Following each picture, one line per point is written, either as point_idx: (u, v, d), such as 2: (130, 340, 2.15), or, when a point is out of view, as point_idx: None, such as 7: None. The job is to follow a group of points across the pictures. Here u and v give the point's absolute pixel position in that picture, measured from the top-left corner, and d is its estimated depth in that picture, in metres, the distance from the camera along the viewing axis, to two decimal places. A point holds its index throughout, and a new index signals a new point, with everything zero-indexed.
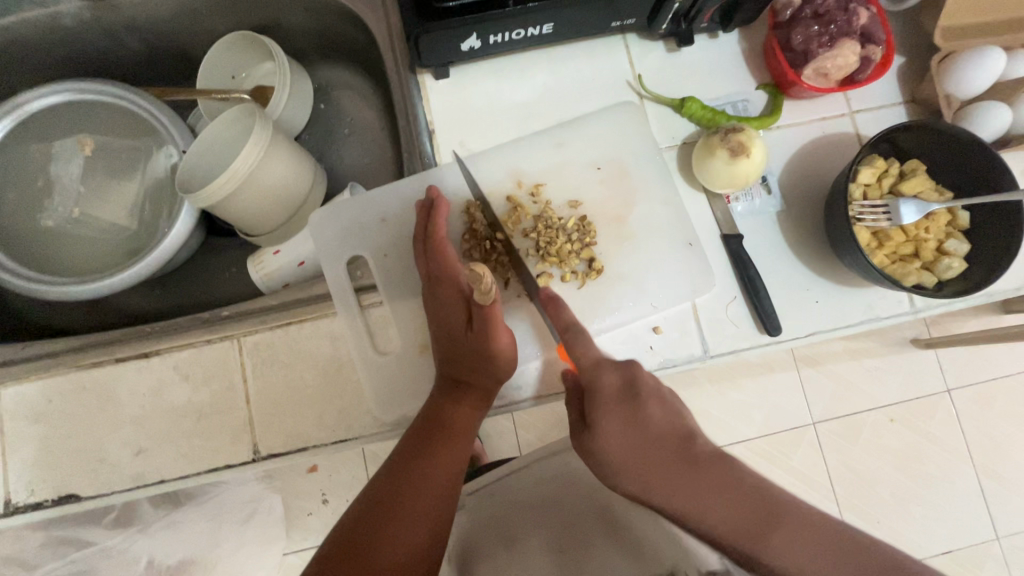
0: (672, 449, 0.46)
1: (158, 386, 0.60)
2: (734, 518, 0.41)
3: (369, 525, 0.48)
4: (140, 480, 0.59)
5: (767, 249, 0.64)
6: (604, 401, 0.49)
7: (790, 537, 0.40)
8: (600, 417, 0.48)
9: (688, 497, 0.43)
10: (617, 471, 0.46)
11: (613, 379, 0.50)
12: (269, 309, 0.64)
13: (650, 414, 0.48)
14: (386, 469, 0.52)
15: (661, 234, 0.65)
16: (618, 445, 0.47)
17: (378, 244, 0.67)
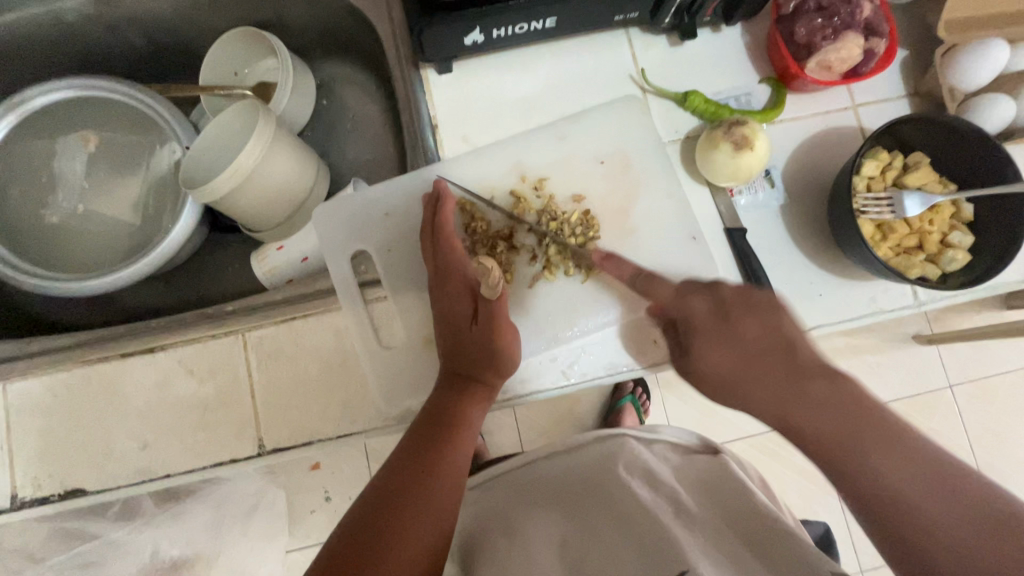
0: (778, 360, 0.47)
1: (163, 380, 0.60)
2: (852, 435, 0.42)
3: (375, 519, 0.47)
4: (145, 475, 0.59)
5: (770, 242, 0.64)
6: (704, 322, 0.51)
7: (896, 449, 0.41)
8: (696, 338, 0.50)
9: (805, 412, 0.44)
10: (717, 382, 0.49)
11: (702, 304, 0.51)
12: (274, 304, 0.64)
13: (751, 330, 0.49)
14: (391, 464, 0.52)
15: (665, 227, 0.66)
16: (719, 360, 0.49)
17: (381, 238, 0.67)
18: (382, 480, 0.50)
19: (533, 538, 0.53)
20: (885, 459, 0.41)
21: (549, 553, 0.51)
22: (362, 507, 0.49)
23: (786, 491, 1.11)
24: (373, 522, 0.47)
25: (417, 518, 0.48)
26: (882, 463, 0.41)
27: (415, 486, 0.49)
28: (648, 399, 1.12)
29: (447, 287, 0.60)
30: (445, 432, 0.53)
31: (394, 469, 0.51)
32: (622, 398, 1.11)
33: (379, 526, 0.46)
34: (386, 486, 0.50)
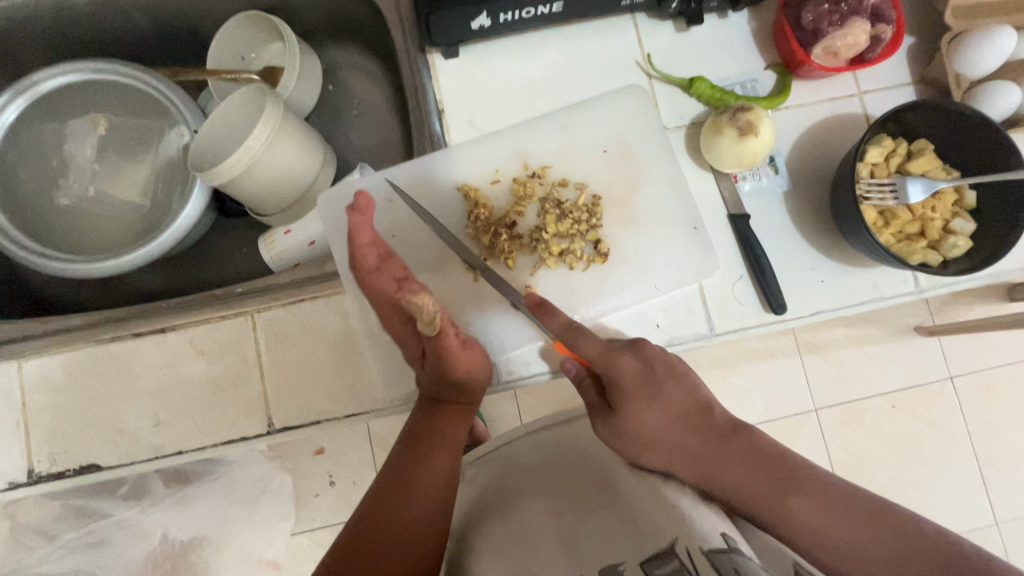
0: (691, 422, 0.53)
1: (174, 360, 0.61)
2: (773, 491, 0.48)
3: (369, 534, 0.50)
4: (157, 451, 0.60)
5: (772, 227, 0.64)
6: (631, 380, 0.53)
7: (794, 490, 0.48)
8: (627, 400, 0.53)
9: (714, 468, 0.51)
10: (646, 447, 0.53)
11: (632, 367, 0.54)
12: (281, 286, 0.65)
13: (674, 398, 0.53)
14: (379, 484, 0.54)
15: (667, 215, 0.66)
16: (648, 421, 0.53)
17: (386, 223, 0.68)
18: (372, 498, 0.53)
19: (526, 516, 0.54)
20: (790, 499, 0.48)
21: (544, 523, 0.52)
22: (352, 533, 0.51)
23: None
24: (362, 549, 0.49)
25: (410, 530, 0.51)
26: (795, 506, 0.47)
27: (405, 501, 0.52)
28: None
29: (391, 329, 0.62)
30: (427, 449, 0.56)
31: (384, 487, 0.54)
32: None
33: (368, 550, 0.49)
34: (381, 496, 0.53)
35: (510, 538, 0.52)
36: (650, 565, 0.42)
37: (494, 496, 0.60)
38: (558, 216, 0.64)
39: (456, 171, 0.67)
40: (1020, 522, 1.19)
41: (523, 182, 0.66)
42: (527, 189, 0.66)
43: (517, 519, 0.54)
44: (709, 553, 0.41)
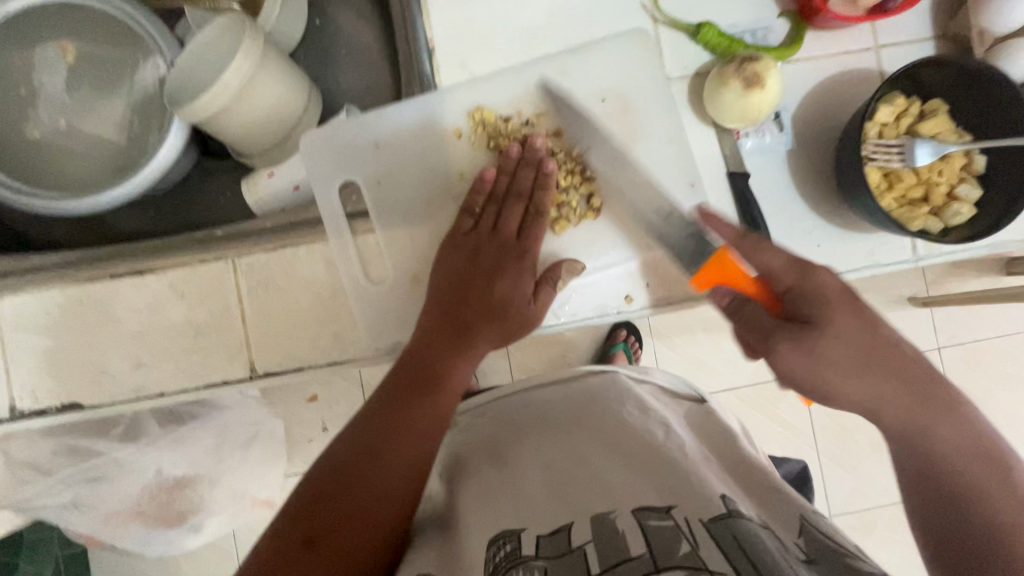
0: (896, 366, 0.46)
1: (153, 302, 0.60)
2: (941, 434, 0.45)
3: (362, 447, 0.52)
4: (140, 392, 0.60)
5: (771, 188, 0.62)
6: (832, 302, 0.48)
7: (951, 427, 0.45)
8: (831, 315, 0.48)
9: (900, 410, 0.46)
10: (831, 374, 0.47)
11: (833, 283, 0.49)
12: (264, 231, 0.64)
13: (879, 329, 0.48)
14: (377, 404, 0.55)
15: (666, 171, 0.63)
16: (849, 342, 0.47)
17: (371, 169, 0.65)
18: (365, 422, 0.54)
19: (522, 464, 0.56)
20: (935, 429, 0.45)
21: (535, 471, 0.55)
22: (348, 445, 0.53)
23: (764, 440, 1.16)
24: (358, 460, 0.51)
25: (391, 468, 0.51)
26: (948, 446, 0.44)
27: (394, 438, 0.52)
28: (639, 346, 1.13)
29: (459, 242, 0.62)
30: (431, 392, 0.55)
31: (377, 413, 0.54)
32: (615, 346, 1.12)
33: (363, 461, 0.51)
34: (373, 430, 0.53)
35: (504, 483, 0.55)
36: (644, 515, 0.45)
37: (490, 443, 0.63)
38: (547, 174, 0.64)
39: (445, 117, 0.64)
40: None
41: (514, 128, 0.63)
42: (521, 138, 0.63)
43: (508, 468, 0.57)
44: (709, 521, 0.43)
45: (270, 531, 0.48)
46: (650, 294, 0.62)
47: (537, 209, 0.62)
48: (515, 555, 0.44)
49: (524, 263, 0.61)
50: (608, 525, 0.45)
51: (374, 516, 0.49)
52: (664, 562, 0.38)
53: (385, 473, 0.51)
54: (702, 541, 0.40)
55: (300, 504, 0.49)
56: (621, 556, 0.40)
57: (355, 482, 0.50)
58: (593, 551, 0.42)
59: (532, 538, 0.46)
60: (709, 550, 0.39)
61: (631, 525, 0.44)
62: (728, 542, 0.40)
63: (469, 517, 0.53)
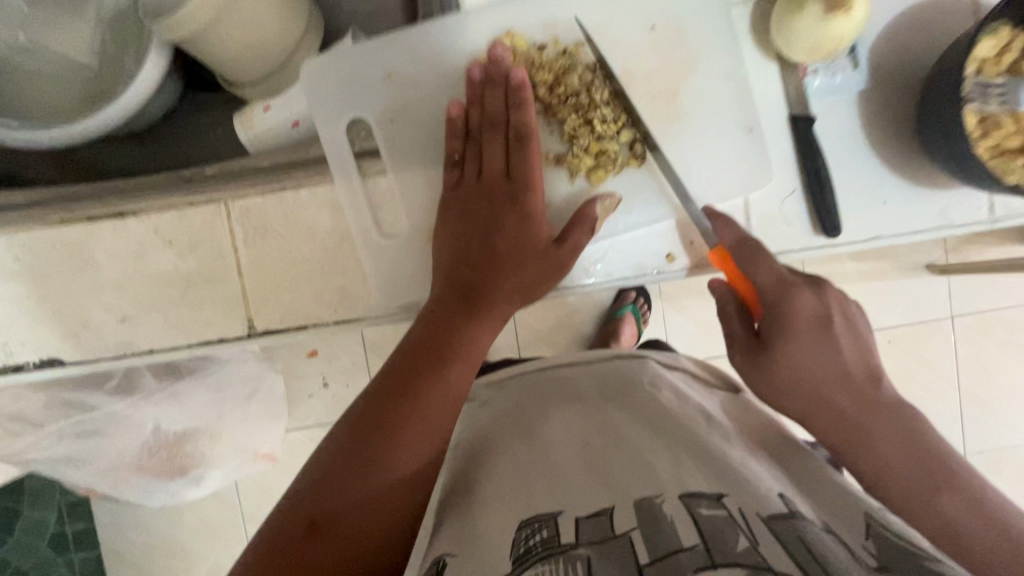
0: (859, 385, 0.50)
1: (137, 250, 0.53)
2: (895, 450, 0.47)
3: (369, 426, 0.47)
4: (128, 349, 0.55)
5: (838, 136, 0.55)
6: (802, 326, 0.50)
7: (898, 439, 0.48)
8: (787, 341, 0.50)
9: (883, 435, 0.48)
10: (803, 392, 0.50)
11: (807, 308, 0.50)
12: (262, 172, 0.56)
13: (843, 356, 0.50)
14: (383, 379, 0.50)
15: (722, 113, 0.55)
16: (807, 368, 0.50)
17: (382, 103, 0.55)
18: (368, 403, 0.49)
19: (556, 444, 0.52)
20: (885, 440, 0.48)
21: (570, 449, 0.52)
22: (354, 422, 0.48)
23: None
24: (364, 439, 0.47)
25: (401, 452, 0.47)
26: (897, 460, 0.47)
27: (402, 419, 0.47)
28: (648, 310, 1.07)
29: (465, 190, 0.56)
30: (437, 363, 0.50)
31: (379, 394, 0.49)
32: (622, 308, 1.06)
33: (369, 440, 0.47)
34: (379, 405, 0.48)
35: (536, 461, 0.51)
36: (693, 503, 0.42)
37: (514, 420, 0.58)
38: (581, 121, 0.54)
39: (467, 48, 0.55)
40: (986, 456, 1.22)
41: (547, 65, 0.54)
42: (556, 75, 0.54)
43: (542, 444, 0.53)
44: (769, 520, 0.40)
45: (276, 525, 0.45)
46: (695, 254, 0.56)
47: (517, 136, 0.55)
48: (553, 541, 0.39)
49: (528, 205, 0.55)
50: (654, 513, 0.41)
51: (390, 502, 0.46)
52: (724, 556, 0.35)
53: (395, 457, 0.46)
54: (763, 538, 0.37)
55: (304, 496, 0.46)
56: (676, 545, 0.36)
57: (364, 470, 0.46)
58: (642, 539, 0.38)
59: (569, 521, 0.42)
60: (771, 547, 0.36)
61: (682, 514, 0.40)
62: (793, 542, 0.37)
63: (488, 496, 0.48)
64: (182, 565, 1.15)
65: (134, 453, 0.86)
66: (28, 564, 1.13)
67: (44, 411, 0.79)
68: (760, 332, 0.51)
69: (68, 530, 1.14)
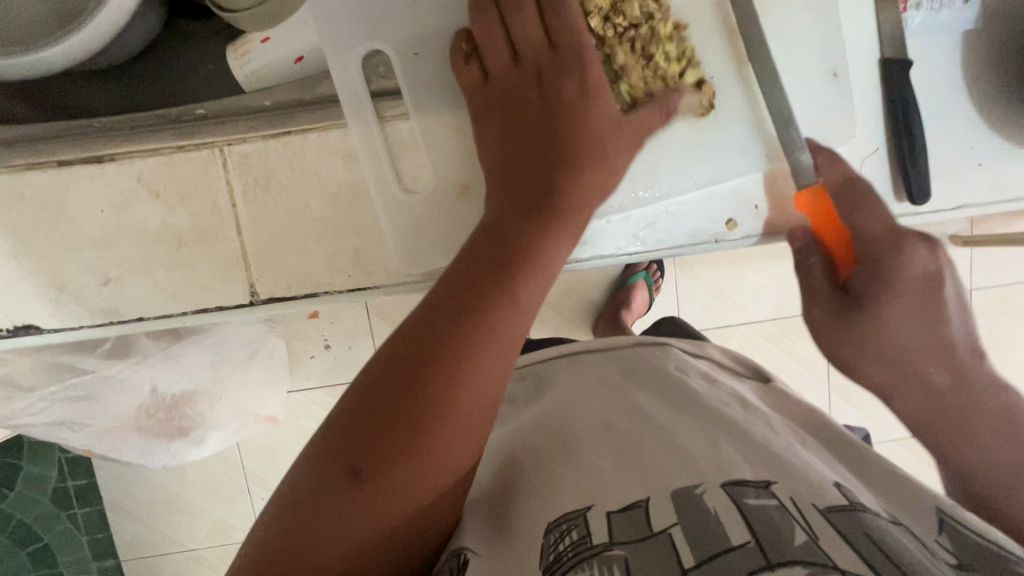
0: (950, 357, 0.44)
1: (120, 202, 0.46)
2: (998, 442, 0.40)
3: (410, 368, 0.35)
4: (113, 316, 0.48)
5: (935, 86, 0.47)
6: (908, 285, 0.44)
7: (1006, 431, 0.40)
8: (888, 298, 0.44)
9: (977, 413, 0.41)
10: (888, 357, 0.44)
11: (919, 268, 0.45)
12: (262, 112, 0.48)
13: (943, 321, 0.45)
14: (424, 313, 0.38)
15: (804, 55, 0.46)
16: (906, 330, 0.44)
17: (403, 31, 0.46)
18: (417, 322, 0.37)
19: (584, 432, 0.45)
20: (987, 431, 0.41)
21: (593, 434, 0.44)
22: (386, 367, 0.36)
23: None
24: (403, 386, 0.35)
25: (469, 386, 0.35)
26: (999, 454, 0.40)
27: (469, 345, 0.36)
28: (662, 275, 0.93)
29: (501, 105, 0.45)
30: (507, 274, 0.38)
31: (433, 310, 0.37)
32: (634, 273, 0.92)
33: (412, 387, 0.35)
34: (420, 344, 0.36)
35: (558, 453, 0.43)
36: (739, 492, 0.35)
37: (539, 404, 0.50)
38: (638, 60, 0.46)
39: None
40: None
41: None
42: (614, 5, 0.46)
43: (565, 428, 0.46)
44: (826, 510, 0.34)
45: (306, 465, 0.35)
46: (757, 220, 0.49)
47: (553, 27, 0.46)
48: (584, 544, 0.34)
49: (592, 88, 0.45)
50: (695, 502, 0.35)
51: (451, 453, 0.35)
52: (778, 558, 0.30)
53: (463, 394, 0.35)
54: (823, 535, 0.31)
55: (340, 435, 0.35)
56: (722, 545, 0.31)
57: (421, 410, 0.34)
58: (683, 535, 0.33)
59: (600, 516, 0.36)
60: (832, 546, 0.31)
61: (727, 503, 0.34)
62: (859, 540, 0.31)
63: (521, 499, 0.42)
64: (187, 521, 1.09)
65: (131, 415, 0.81)
66: (31, 517, 1.07)
67: (34, 373, 0.74)
68: (851, 284, 0.46)
69: (71, 486, 1.06)
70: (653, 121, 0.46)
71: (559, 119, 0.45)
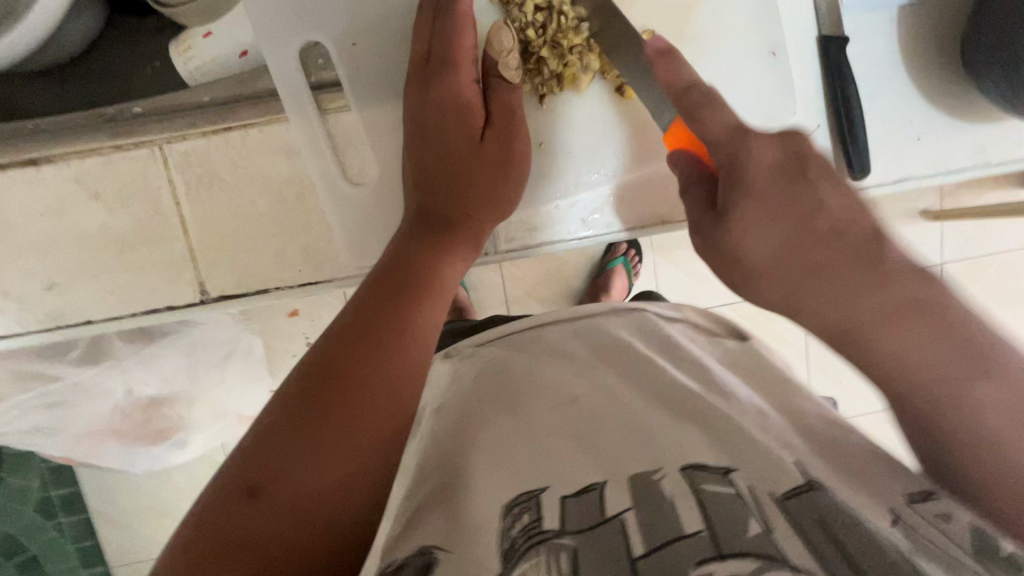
0: (852, 246, 0.31)
1: (59, 206, 0.46)
2: (1011, 412, 0.28)
3: (313, 387, 0.35)
4: (59, 321, 0.48)
5: (875, 61, 0.47)
6: (765, 180, 0.34)
7: (1019, 389, 0.28)
8: (743, 200, 0.34)
9: (873, 315, 0.30)
10: (767, 274, 0.33)
11: (765, 157, 0.34)
12: (199, 109, 0.48)
13: (821, 202, 0.33)
14: (334, 335, 0.38)
15: (741, 34, 0.47)
16: (766, 234, 0.33)
17: (340, 23, 0.45)
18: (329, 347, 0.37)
19: (541, 404, 0.39)
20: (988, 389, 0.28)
21: (555, 408, 0.38)
22: (296, 388, 0.36)
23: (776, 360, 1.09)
24: (304, 406, 0.35)
25: (371, 407, 0.35)
26: (993, 400, 0.28)
27: (374, 367, 0.36)
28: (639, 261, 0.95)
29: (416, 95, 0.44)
30: (411, 295, 0.39)
31: (346, 333, 0.37)
32: (611, 260, 0.93)
33: (312, 408, 0.34)
34: (327, 362, 0.36)
35: (513, 433, 0.37)
36: (696, 475, 0.30)
37: (488, 387, 0.42)
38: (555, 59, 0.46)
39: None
40: None
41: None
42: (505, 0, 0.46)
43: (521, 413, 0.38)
44: (783, 498, 0.28)
45: (212, 494, 0.33)
46: None
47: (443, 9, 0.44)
48: (534, 529, 0.29)
49: (466, 90, 0.44)
50: (650, 490, 0.30)
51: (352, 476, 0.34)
52: (729, 547, 0.25)
53: (363, 413, 0.35)
54: (780, 526, 0.26)
55: (245, 460, 0.34)
56: (673, 534, 0.27)
57: (332, 437, 0.34)
58: (636, 526, 0.28)
59: (556, 501, 0.31)
60: (788, 538, 0.26)
61: (683, 487, 0.30)
62: (819, 536, 0.26)
63: (476, 488, 0.34)
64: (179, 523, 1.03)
65: (107, 415, 0.78)
66: (19, 527, 1.00)
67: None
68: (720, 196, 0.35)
69: (55, 496, 1.00)
70: (518, 95, 0.45)
71: (454, 121, 0.44)
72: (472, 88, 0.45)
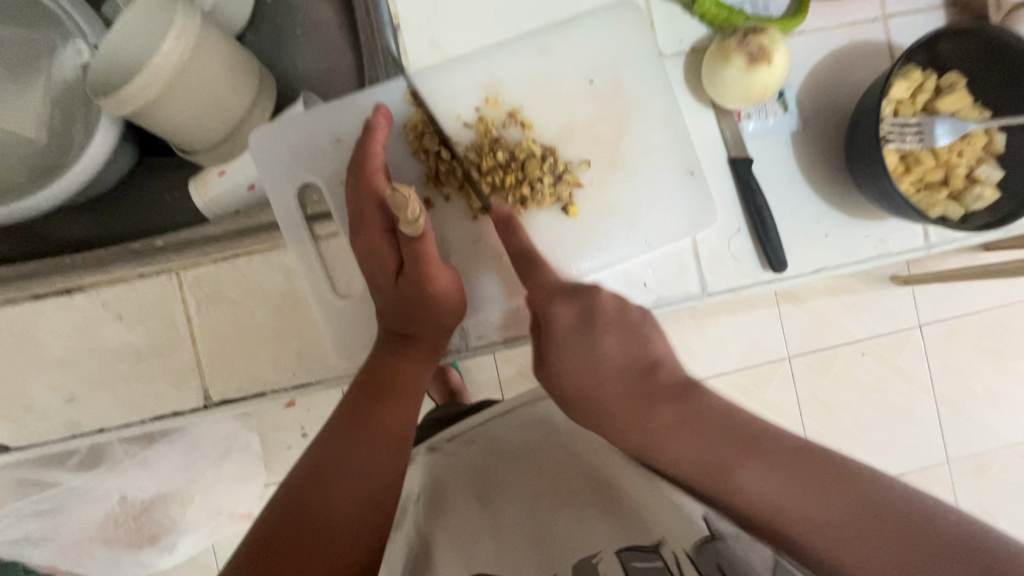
0: (632, 378, 0.43)
1: (83, 327, 0.53)
2: (803, 508, 0.34)
3: (300, 492, 0.41)
4: (75, 429, 0.53)
5: (778, 175, 0.57)
6: (563, 335, 0.46)
7: (772, 468, 0.36)
8: (555, 350, 0.46)
9: (673, 445, 0.39)
10: (581, 404, 0.44)
11: (568, 314, 0.47)
12: (213, 239, 0.56)
13: (604, 350, 0.44)
14: (319, 446, 0.44)
15: (663, 160, 0.57)
16: (574, 374, 0.44)
17: (331, 168, 0.55)
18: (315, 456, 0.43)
19: (507, 502, 0.43)
20: (778, 492, 0.35)
21: (517, 504, 0.43)
22: (284, 498, 0.41)
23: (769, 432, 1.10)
24: (290, 509, 0.40)
25: (345, 503, 0.41)
26: (793, 508, 0.34)
27: (349, 466, 0.43)
28: None
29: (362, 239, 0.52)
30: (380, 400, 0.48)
31: (329, 442, 0.44)
32: None
33: (297, 510, 0.40)
34: (313, 470, 0.42)
35: (477, 530, 0.42)
36: (629, 556, 0.35)
37: (461, 487, 0.46)
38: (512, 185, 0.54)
39: (402, 107, 0.55)
40: None
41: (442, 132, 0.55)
42: (437, 143, 0.55)
43: (490, 510, 0.43)
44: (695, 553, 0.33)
45: None
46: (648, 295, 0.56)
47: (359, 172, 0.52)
48: None
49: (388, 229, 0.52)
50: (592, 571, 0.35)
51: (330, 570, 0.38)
52: None
53: (338, 509, 0.41)
54: None
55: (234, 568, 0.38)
56: None
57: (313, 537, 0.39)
58: None
59: None
60: None
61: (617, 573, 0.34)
62: None
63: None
64: None
65: (101, 520, 0.79)
66: None
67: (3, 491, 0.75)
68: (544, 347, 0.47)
69: None
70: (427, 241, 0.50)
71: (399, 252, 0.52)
72: (384, 238, 0.51)
